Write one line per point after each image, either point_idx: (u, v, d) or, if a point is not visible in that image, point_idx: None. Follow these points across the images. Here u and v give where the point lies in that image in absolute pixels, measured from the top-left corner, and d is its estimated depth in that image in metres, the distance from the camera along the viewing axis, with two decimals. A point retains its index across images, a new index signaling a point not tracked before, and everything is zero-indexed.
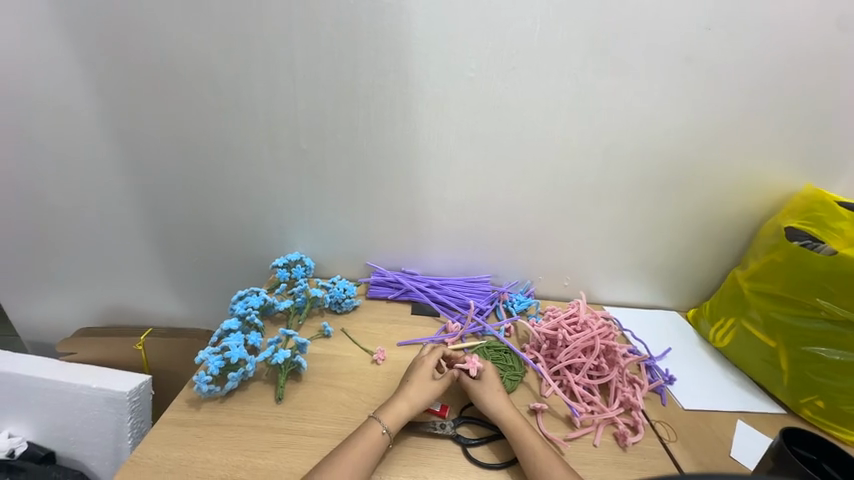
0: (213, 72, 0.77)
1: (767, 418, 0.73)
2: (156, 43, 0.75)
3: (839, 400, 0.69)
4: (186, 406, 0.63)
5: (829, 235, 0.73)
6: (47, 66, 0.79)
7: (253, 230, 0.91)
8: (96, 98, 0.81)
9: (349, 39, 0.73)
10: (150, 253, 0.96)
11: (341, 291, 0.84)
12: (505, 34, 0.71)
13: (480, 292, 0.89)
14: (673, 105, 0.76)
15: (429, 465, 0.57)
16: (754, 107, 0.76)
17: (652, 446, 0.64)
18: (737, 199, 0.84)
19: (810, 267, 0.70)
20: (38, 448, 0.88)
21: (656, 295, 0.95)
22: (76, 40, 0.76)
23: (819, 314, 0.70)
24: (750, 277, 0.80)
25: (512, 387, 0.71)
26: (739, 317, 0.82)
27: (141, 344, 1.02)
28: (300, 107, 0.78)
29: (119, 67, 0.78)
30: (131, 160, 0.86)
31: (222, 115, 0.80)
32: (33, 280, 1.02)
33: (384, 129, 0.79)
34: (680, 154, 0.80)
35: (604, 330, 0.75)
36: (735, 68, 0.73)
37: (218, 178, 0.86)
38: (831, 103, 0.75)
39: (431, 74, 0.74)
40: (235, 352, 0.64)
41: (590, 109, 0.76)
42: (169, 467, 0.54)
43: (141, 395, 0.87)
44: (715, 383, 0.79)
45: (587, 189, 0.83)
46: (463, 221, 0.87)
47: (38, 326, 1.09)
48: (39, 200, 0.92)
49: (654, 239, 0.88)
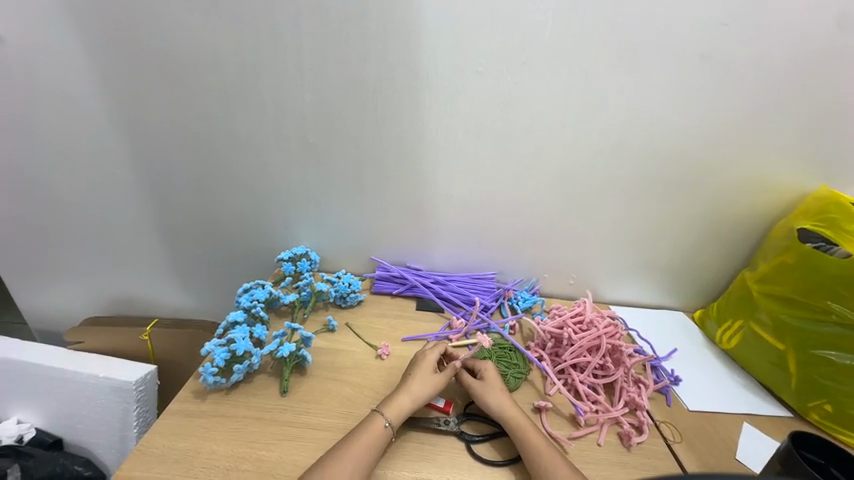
0: (220, 65, 0.77)
1: (774, 421, 0.72)
2: (164, 34, 0.75)
3: (847, 404, 0.68)
4: (191, 397, 0.64)
5: (843, 237, 0.71)
6: (55, 56, 0.79)
7: (259, 223, 0.91)
8: (104, 87, 0.81)
9: (358, 32, 0.72)
10: (156, 244, 0.96)
11: (346, 285, 0.85)
12: (515, 27, 0.70)
13: (485, 289, 0.89)
14: (685, 102, 0.75)
15: (432, 461, 0.57)
16: (767, 106, 0.75)
17: (657, 447, 0.64)
18: (747, 199, 0.83)
19: (823, 270, 0.69)
20: (46, 435, 0.89)
21: (663, 295, 0.94)
22: (84, 31, 0.76)
23: (829, 317, 0.69)
24: (759, 279, 0.79)
25: (517, 385, 0.70)
26: (746, 318, 0.81)
27: (147, 334, 1.02)
28: (308, 100, 0.78)
29: (127, 57, 0.78)
30: (138, 151, 0.86)
31: (229, 107, 0.80)
32: (40, 269, 1.03)
33: (392, 123, 0.79)
34: (689, 153, 0.79)
35: (611, 329, 0.75)
36: (749, 65, 0.72)
37: (225, 170, 0.86)
38: (848, 102, 0.73)
39: (439, 67, 0.74)
40: (241, 344, 0.65)
41: (598, 105, 0.75)
42: (175, 458, 0.55)
43: (147, 385, 0.88)
44: (721, 385, 0.78)
45: (594, 187, 0.82)
46: (470, 216, 0.87)
47: (46, 315, 1.10)
48: (46, 191, 0.92)
49: (661, 238, 0.87)
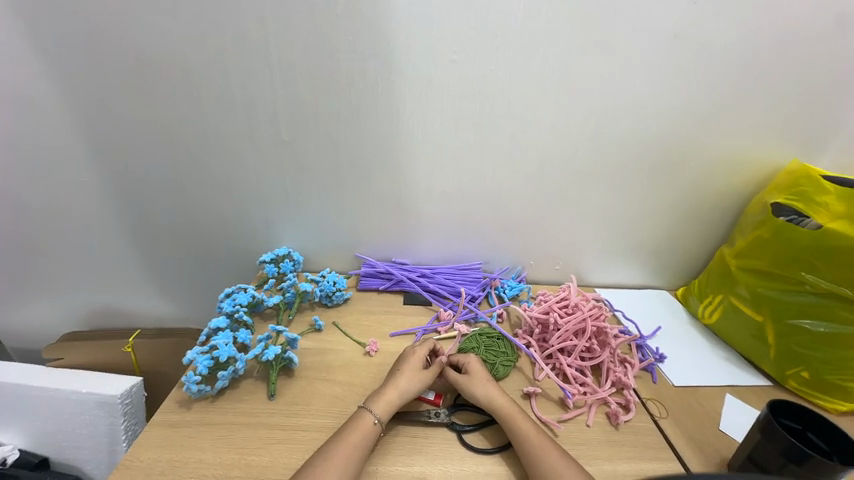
0: (186, 65, 0.75)
1: (754, 390, 0.74)
2: (125, 34, 0.72)
3: (824, 371, 0.70)
4: (176, 406, 0.63)
5: (814, 209, 0.73)
6: (12, 64, 0.76)
7: (240, 226, 0.90)
8: (67, 93, 0.78)
9: (327, 26, 0.71)
10: (134, 252, 0.95)
11: (332, 284, 0.84)
12: (488, 16, 0.70)
13: (472, 279, 0.90)
14: (658, 84, 0.75)
15: (424, 453, 0.57)
16: (740, 83, 0.76)
17: (644, 423, 0.65)
18: (723, 176, 0.84)
19: (796, 243, 0.71)
20: (31, 455, 0.87)
21: (646, 275, 0.96)
22: (40, 35, 0.74)
23: (804, 288, 0.71)
24: (737, 254, 0.81)
25: (505, 372, 0.71)
26: (726, 293, 0.83)
27: (130, 346, 1.01)
28: (280, 96, 0.77)
29: (88, 59, 0.75)
30: (108, 160, 0.84)
31: (200, 110, 0.78)
32: (13, 286, 1.00)
33: (368, 119, 0.78)
34: (665, 134, 0.80)
35: (596, 311, 0.75)
36: (720, 43, 0.72)
37: (201, 173, 0.84)
38: (815, 77, 0.75)
39: (413, 58, 0.73)
40: (224, 350, 0.64)
41: (574, 90, 0.75)
42: (161, 469, 0.54)
43: (133, 398, 0.86)
44: (704, 359, 0.80)
45: (574, 172, 0.83)
46: (451, 208, 0.87)
47: (25, 332, 1.07)
48: (15, 205, 0.90)
49: (641, 219, 0.89)
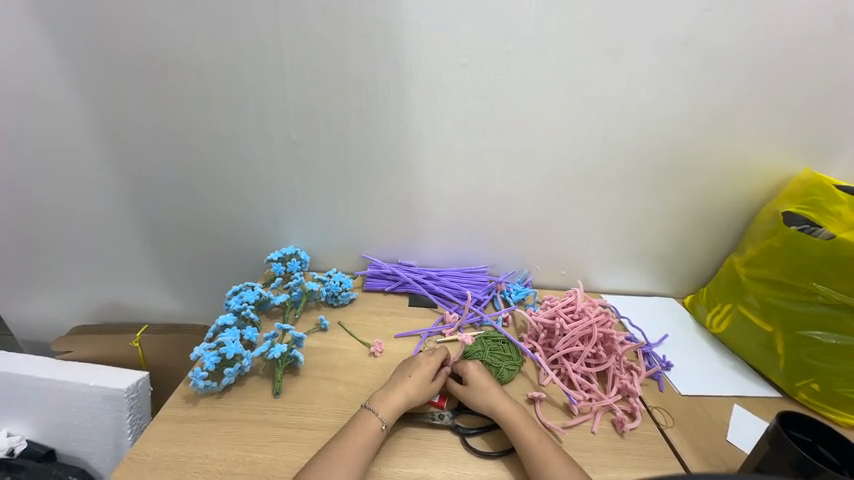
0: (198, 64, 0.75)
1: (762, 401, 0.73)
2: (139, 32, 0.73)
3: (835, 383, 0.69)
4: (182, 402, 0.63)
5: (826, 219, 0.73)
6: (29, 61, 0.77)
7: (248, 224, 0.90)
8: (81, 90, 0.79)
9: (338, 28, 0.71)
10: (143, 248, 0.95)
11: (338, 284, 0.84)
12: (498, 19, 0.70)
13: (478, 282, 0.90)
14: (667, 92, 0.75)
15: (427, 456, 0.57)
16: (752, 89, 0.75)
17: (649, 432, 0.65)
18: (732, 185, 0.84)
19: (808, 252, 0.70)
20: (38, 446, 0.88)
21: (653, 282, 0.95)
22: (56, 33, 0.75)
23: (815, 298, 0.70)
24: (747, 263, 0.80)
25: (510, 377, 0.70)
26: (735, 302, 0.82)
27: (137, 341, 1.02)
28: (290, 96, 0.77)
29: (103, 57, 0.76)
30: (120, 157, 0.85)
31: (211, 109, 0.79)
32: (24, 279, 1.01)
33: (377, 120, 0.78)
34: (676, 141, 0.80)
35: (602, 317, 0.74)
36: (732, 51, 0.72)
37: (211, 171, 0.85)
38: (830, 85, 0.74)
39: (423, 60, 0.73)
40: (230, 347, 0.64)
41: (586, 94, 0.75)
42: (166, 464, 0.54)
43: (139, 392, 0.87)
44: (712, 368, 0.79)
45: (582, 177, 0.82)
46: (459, 211, 0.87)
47: (35, 325, 1.08)
48: (28, 200, 0.91)
49: (649, 225, 0.88)
